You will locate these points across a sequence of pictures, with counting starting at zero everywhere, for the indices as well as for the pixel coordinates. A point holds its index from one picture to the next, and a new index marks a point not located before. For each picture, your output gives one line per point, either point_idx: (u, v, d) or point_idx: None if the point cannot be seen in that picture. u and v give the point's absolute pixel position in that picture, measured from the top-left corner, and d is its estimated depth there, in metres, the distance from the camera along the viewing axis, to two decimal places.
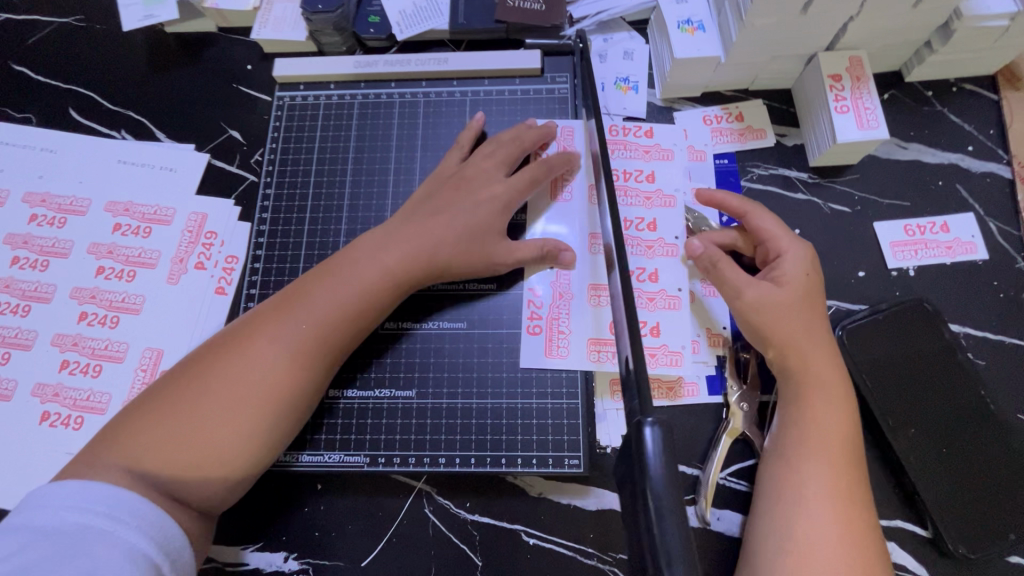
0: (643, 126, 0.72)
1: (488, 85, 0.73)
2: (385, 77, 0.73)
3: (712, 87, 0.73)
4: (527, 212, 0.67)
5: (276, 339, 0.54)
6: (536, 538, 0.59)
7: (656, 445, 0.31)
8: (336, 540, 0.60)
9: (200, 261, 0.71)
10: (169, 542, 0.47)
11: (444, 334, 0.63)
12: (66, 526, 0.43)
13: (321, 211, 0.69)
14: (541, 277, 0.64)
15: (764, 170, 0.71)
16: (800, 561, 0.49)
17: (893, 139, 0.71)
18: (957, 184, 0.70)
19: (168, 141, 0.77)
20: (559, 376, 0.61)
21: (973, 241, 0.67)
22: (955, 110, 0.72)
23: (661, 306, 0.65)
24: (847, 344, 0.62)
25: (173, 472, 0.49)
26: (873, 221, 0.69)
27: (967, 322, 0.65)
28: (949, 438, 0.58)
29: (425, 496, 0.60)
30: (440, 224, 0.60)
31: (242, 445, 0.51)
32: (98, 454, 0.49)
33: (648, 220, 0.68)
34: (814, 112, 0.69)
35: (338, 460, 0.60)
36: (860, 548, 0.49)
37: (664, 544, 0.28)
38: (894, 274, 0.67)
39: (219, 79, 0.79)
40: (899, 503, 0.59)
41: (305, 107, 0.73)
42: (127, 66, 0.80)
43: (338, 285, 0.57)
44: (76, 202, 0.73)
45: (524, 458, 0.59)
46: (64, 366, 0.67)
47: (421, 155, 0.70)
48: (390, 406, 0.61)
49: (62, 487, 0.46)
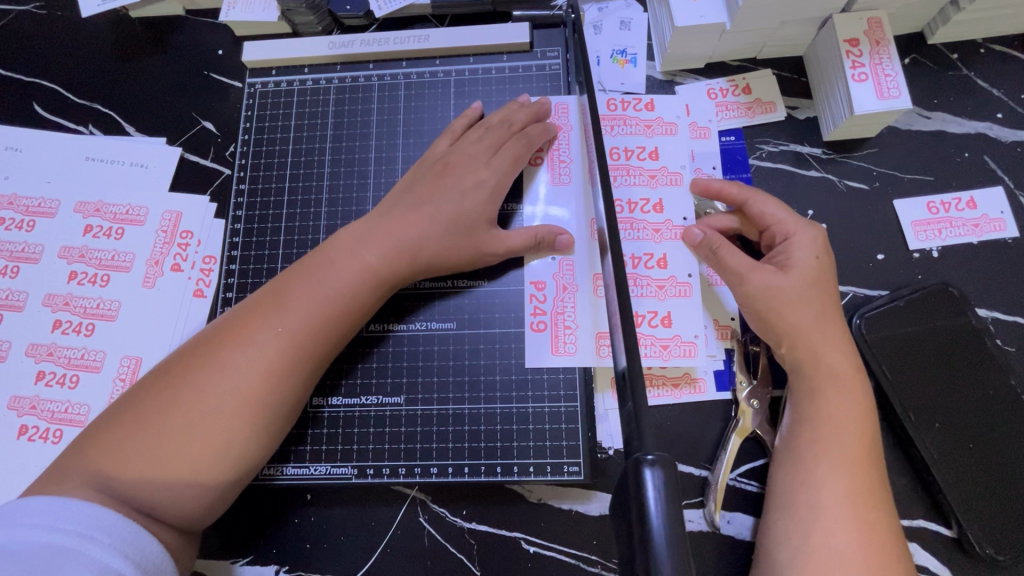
0: (644, 99, 0.66)
1: (473, 63, 0.67)
2: (364, 57, 0.67)
3: (716, 58, 0.68)
4: (522, 197, 0.62)
5: (250, 347, 0.50)
6: (535, 546, 0.56)
7: (658, 490, 0.28)
8: (328, 552, 0.57)
9: (176, 262, 0.67)
10: (147, 560, 0.43)
11: (432, 335, 0.60)
12: (29, 545, 0.39)
13: (298, 207, 0.64)
14: (542, 269, 0.60)
15: (774, 146, 0.66)
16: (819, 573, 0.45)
17: (914, 109, 0.66)
18: (985, 155, 0.64)
19: (138, 135, 0.72)
20: (556, 377, 0.58)
21: (1003, 217, 0.62)
22: (982, 74, 0.67)
23: (672, 293, 0.60)
24: (866, 334, 0.58)
25: (141, 495, 0.45)
26: (893, 198, 0.64)
27: (995, 305, 0.60)
28: (975, 433, 0.55)
29: (420, 504, 0.58)
30: (425, 217, 0.56)
31: (216, 464, 0.47)
32: (67, 470, 0.46)
33: (653, 201, 0.63)
34: (829, 81, 0.64)
35: (325, 472, 0.57)
36: (882, 559, 0.45)
37: None
38: (916, 256, 0.62)
39: (189, 66, 0.74)
40: (921, 501, 0.56)
41: (278, 94, 0.68)
42: (92, 56, 0.75)
43: (314, 287, 0.53)
44: (44, 203, 0.69)
45: (521, 466, 0.56)
46: (40, 377, 0.64)
47: (404, 142, 0.66)
48: (377, 413, 0.58)
49: (27, 503, 0.42)
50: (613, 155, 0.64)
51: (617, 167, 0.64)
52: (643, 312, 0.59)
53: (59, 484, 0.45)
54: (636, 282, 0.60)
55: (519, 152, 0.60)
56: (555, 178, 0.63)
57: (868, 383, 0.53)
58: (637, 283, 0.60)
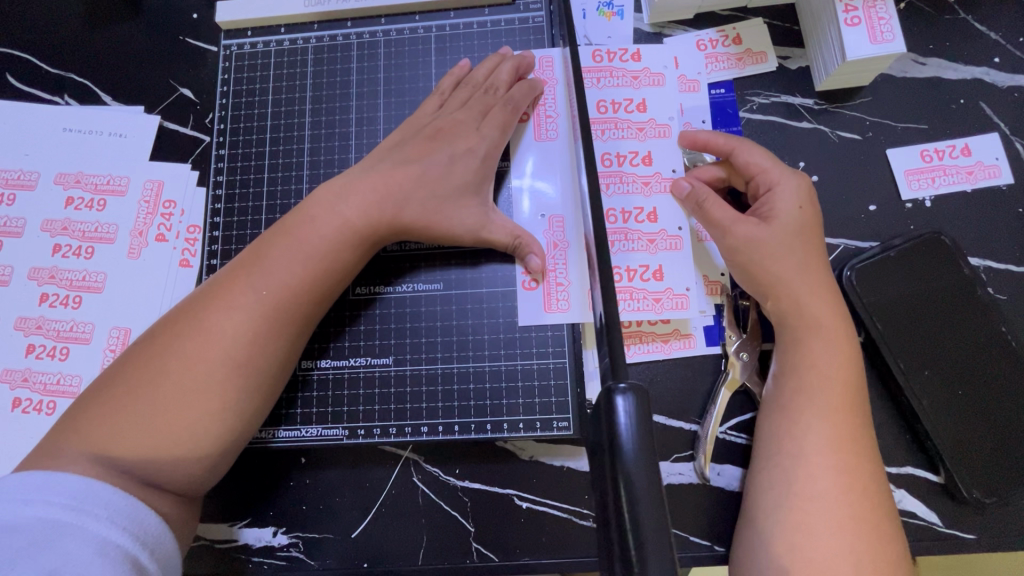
0: (631, 49, 0.65)
1: (454, 18, 0.65)
2: (341, 15, 0.65)
3: (705, 7, 0.66)
4: (511, 156, 0.61)
5: (232, 310, 0.50)
6: (528, 502, 0.57)
7: (629, 416, 0.28)
8: (324, 513, 0.58)
9: (160, 232, 0.66)
10: (146, 532, 0.43)
11: (420, 296, 0.59)
12: (26, 521, 0.39)
13: (280, 170, 0.63)
14: (531, 228, 0.59)
15: (765, 98, 0.64)
16: (800, 518, 0.46)
17: (909, 55, 0.64)
18: (981, 101, 0.63)
19: (114, 104, 0.70)
20: (544, 335, 0.57)
21: (998, 164, 0.61)
22: (979, 17, 0.64)
23: (663, 247, 0.59)
24: (856, 285, 0.57)
25: (134, 463, 0.45)
26: (886, 148, 0.62)
27: (988, 254, 0.60)
28: (964, 380, 0.55)
29: (413, 464, 0.58)
30: (410, 177, 0.55)
31: (204, 426, 0.47)
32: (60, 445, 0.46)
33: (641, 153, 0.62)
34: (821, 27, 0.62)
35: (316, 434, 0.57)
36: (862, 502, 0.46)
37: (636, 522, 0.25)
38: (908, 206, 0.61)
39: (163, 31, 0.72)
40: (910, 448, 0.56)
41: (255, 56, 0.66)
42: (64, 23, 0.73)
43: (294, 246, 0.52)
44: (24, 176, 0.68)
45: (510, 422, 0.56)
46: (30, 351, 0.64)
47: (385, 102, 0.64)
48: (366, 375, 0.58)
49: (22, 478, 0.42)
50: (600, 109, 0.63)
51: (604, 120, 0.62)
52: (634, 266, 0.59)
53: (53, 459, 0.45)
54: (626, 236, 0.60)
55: (507, 120, 0.59)
56: (541, 134, 0.61)
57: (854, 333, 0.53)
58: (628, 238, 0.59)
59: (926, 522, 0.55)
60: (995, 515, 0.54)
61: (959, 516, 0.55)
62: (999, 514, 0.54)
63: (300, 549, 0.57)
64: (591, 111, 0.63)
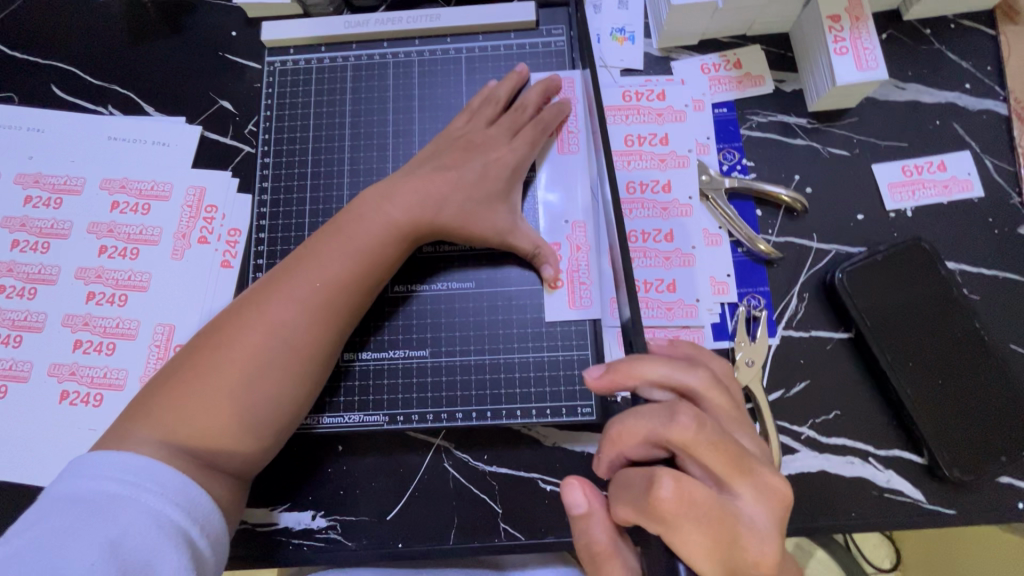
0: (658, 88, 0.72)
1: (482, 41, 0.71)
2: (377, 37, 0.71)
3: (710, 34, 0.72)
4: (535, 166, 0.67)
5: (293, 302, 0.54)
6: (552, 485, 0.61)
7: None
8: (360, 497, 0.62)
9: (202, 235, 0.70)
10: (197, 509, 0.47)
11: (454, 294, 0.64)
12: (92, 494, 0.44)
13: (321, 177, 0.68)
14: (555, 233, 0.65)
15: (764, 117, 0.71)
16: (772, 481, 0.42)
17: (891, 81, 0.71)
18: (955, 122, 0.70)
19: (157, 115, 0.75)
20: (568, 329, 0.63)
21: (970, 179, 0.68)
22: (952, 48, 0.72)
23: (678, 263, 0.67)
24: (847, 286, 0.63)
25: (199, 444, 0.50)
26: (872, 163, 0.69)
27: (963, 259, 0.66)
28: (944, 369, 0.61)
29: (444, 451, 0.63)
30: (447, 182, 0.60)
31: (271, 407, 0.53)
32: (127, 427, 0.49)
33: (662, 181, 0.69)
34: (813, 55, 0.69)
35: (359, 420, 0.62)
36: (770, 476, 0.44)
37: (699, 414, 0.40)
38: (892, 216, 0.68)
39: (204, 47, 0.76)
40: (896, 434, 0.62)
41: (297, 72, 0.71)
42: (109, 39, 0.77)
43: (347, 243, 0.57)
44: (70, 181, 0.72)
45: (538, 408, 0.61)
46: (77, 346, 0.67)
47: (419, 116, 0.70)
48: (405, 365, 0.63)
49: (94, 457, 0.46)
50: (627, 142, 0.70)
51: (631, 152, 0.70)
52: (650, 280, 0.66)
53: (120, 441, 0.49)
54: (645, 254, 0.67)
55: (536, 135, 0.64)
56: (563, 147, 0.67)
57: (776, 369, 0.64)
58: (646, 255, 0.67)
59: (912, 499, 0.61)
60: (971, 492, 0.61)
61: (941, 495, 0.61)
62: (975, 492, 0.61)
63: (338, 531, 0.61)
64: (618, 144, 0.70)
